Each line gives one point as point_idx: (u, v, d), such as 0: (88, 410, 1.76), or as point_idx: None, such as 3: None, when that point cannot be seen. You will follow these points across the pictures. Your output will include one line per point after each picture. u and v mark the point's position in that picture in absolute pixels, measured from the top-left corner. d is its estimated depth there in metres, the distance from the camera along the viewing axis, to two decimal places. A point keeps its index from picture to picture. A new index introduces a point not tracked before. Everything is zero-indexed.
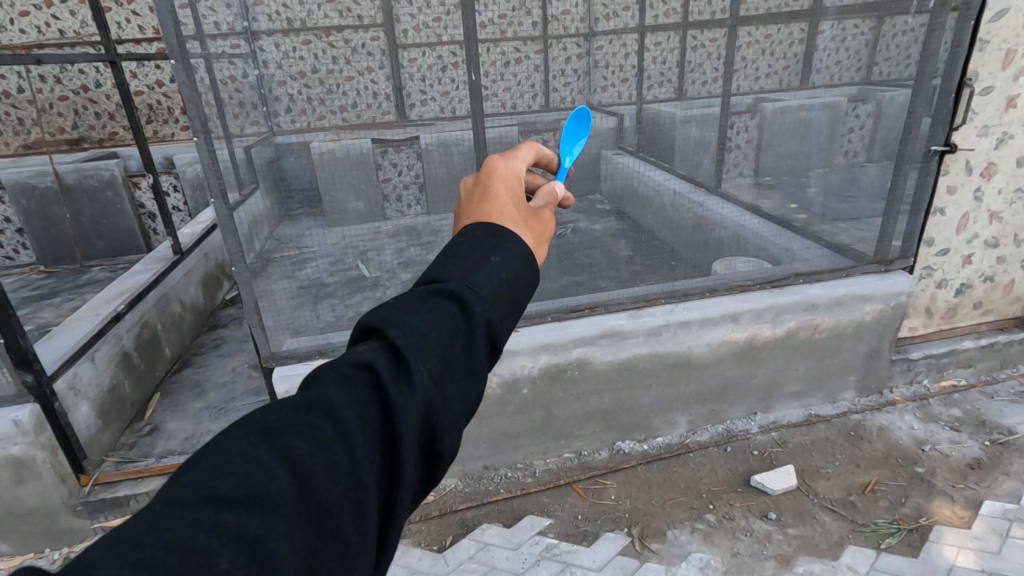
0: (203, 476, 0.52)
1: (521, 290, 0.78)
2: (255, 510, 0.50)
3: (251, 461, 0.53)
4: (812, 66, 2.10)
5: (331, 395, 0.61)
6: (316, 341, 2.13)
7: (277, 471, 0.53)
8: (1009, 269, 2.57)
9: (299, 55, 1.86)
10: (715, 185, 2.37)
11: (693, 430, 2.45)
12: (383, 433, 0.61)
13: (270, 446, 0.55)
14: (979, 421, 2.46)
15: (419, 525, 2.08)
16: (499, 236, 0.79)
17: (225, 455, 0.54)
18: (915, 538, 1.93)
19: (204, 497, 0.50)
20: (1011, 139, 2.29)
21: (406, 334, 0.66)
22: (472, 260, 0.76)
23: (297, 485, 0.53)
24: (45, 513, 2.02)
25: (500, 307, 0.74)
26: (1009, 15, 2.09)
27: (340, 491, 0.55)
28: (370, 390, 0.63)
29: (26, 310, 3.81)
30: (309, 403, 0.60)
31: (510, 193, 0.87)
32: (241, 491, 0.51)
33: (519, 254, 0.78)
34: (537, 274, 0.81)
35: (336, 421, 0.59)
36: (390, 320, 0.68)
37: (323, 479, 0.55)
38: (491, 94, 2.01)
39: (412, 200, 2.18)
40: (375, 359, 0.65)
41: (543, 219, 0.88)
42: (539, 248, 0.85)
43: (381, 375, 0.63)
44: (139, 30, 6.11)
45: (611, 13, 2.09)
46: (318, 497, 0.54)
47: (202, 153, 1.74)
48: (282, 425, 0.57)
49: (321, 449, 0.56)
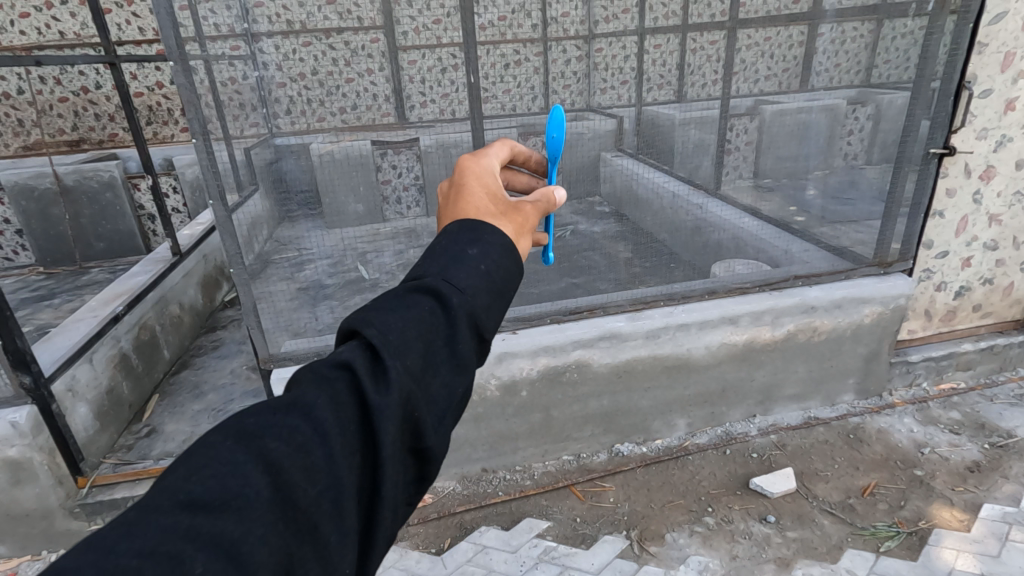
0: (179, 481, 0.52)
1: (505, 281, 0.77)
2: (231, 513, 0.50)
3: (227, 464, 0.54)
4: (812, 68, 2.09)
5: (308, 395, 0.61)
6: (315, 344, 2.11)
7: (252, 472, 0.53)
8: (1009, 272, 2.57)
9: (299, 56, 1.86)
10: (714, 187, 2.39)
11: (691, 432, 2.45)
12: (362, 432, 0.61)
13: (246, 447, 0.56)
14: (979, 424, 2.45)
15: (417, 528, 2.08)
16: (477, 233, 0.79)
17: (201, 459, 0.54)
18: (914, 542, 1.92)
19: (180, 501, 0.50)
20: (1010, 142, 2.29)
21: (383, 332, 0.66)
22: (449, 255, 0.76)
23: (274, 486, 0.54)
24: (42, 515, 2.01)
25: (483, 299, 0.74)
26: (1008, 18, 2.09)
27: (318, 492, 0.56)
28: (348, 390, 0.62)
29: (25, 311, 3.81)
30: (286, 404, 0.60)
31: (484, 189, 0.85)
32: (217, 494, 0.51)
33: (498, 246, 0.78)
34: (520, 265, 0.81)
35: (313, 422, 0.59)
36: (368, 319, 0.68)
37: (301, 480, 0.55)
38: (491, 96, 2.00)
39: (412, 202, 2.20)
40: (352, 357, 0.65)
41: (524, 207, 0.87)
42: (521, 239, 0.85)
43: (359, 373, 0.63)
44: (140, 32, 6.13)
45: (610, 15, 2.03)
46: (295, 499, 0.54)
47: (200, 154, 1.74)
48: (260, 427, 0.57)
49: (298, 451, 0.56)
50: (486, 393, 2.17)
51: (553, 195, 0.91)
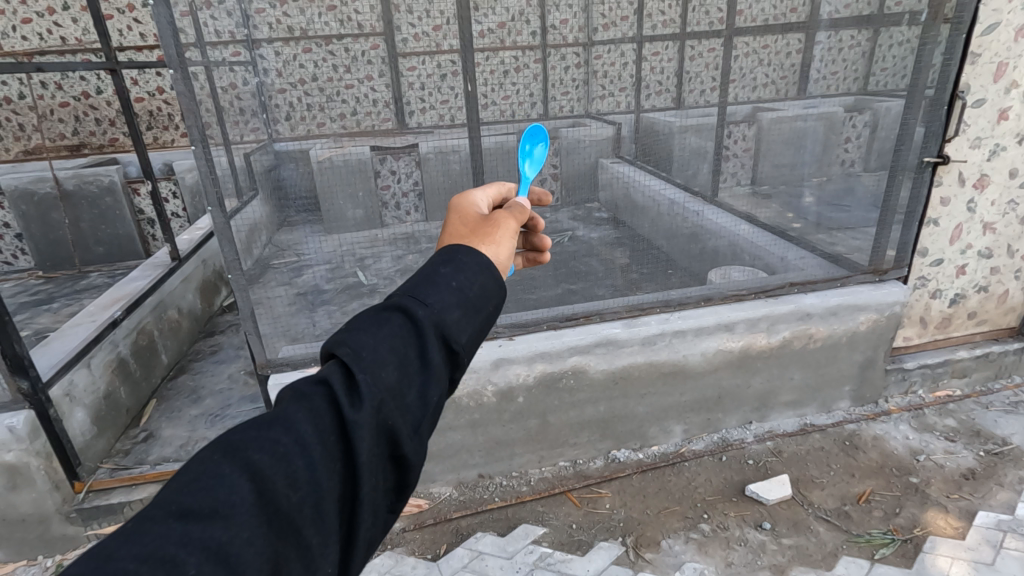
0: (172, 493, 0.54)
1: (479, 296, 0.77)
2: (219, 521, 0.53)
3: (213, 476, 0.56)
4: (809, 76, 2.15)
5: (288, 411, 0.62)
6: (313, 350, 2.10)
7: (238, 481, 0.56)
8: (1003, 280, 2.59)
9: (298, 63, 1.83)
10: (712, 194, 2.44)
11: (688, 438, 2.46)
12: (340, 442, 0.62)
13: (233, 459, 0.58)
14: (974, 431, 2.46)
15: (413, 534, 2.08)
16: (448, 250, 0.81)
17: (191, 474, 0.56)
18: (910, 549, 1.93)
19: (173, 511, 0.52)
20: (1004, 151, 2.31)
21: (356, 348, 0.67)
22: (422, 275, 0.77)
23: (259, 492, 0.56)
24: (38, 519, 2.02)
25: (453, 313, 0.74)
26: (1001, 29, 2.11)
27: (300, 497, 0.57)
28: (326, 404, 0.64)
29: (24, 316, 3.81)
30: (269, 420, 0.62)
31: (462, 218, 0.90)
32: (206, 503, 0.53)
33: (473, 264, 0.79)
34: (501, 281, 0.81)
35: (293, 434, 0.60)
36: (343, 338, 0.69)
37: (283, 487, 0.57)
38: (490, 103, 2.07)
39: (412, 207, 2.25)
40: (329, 374, 0.66)
41: (498, 218, 0.88)
42: (497, 247, 0.85)
43: (335, 389, 0.65)
44: (140, 37, 6.16)
45: (609, 23, 2.12)
46: (278, 504, 0.56)
47: (200, 161, 1.76)
48: (244, 441, 0.59)
49: (280, 461, 0.58)
50: (483, 398, 2.18)
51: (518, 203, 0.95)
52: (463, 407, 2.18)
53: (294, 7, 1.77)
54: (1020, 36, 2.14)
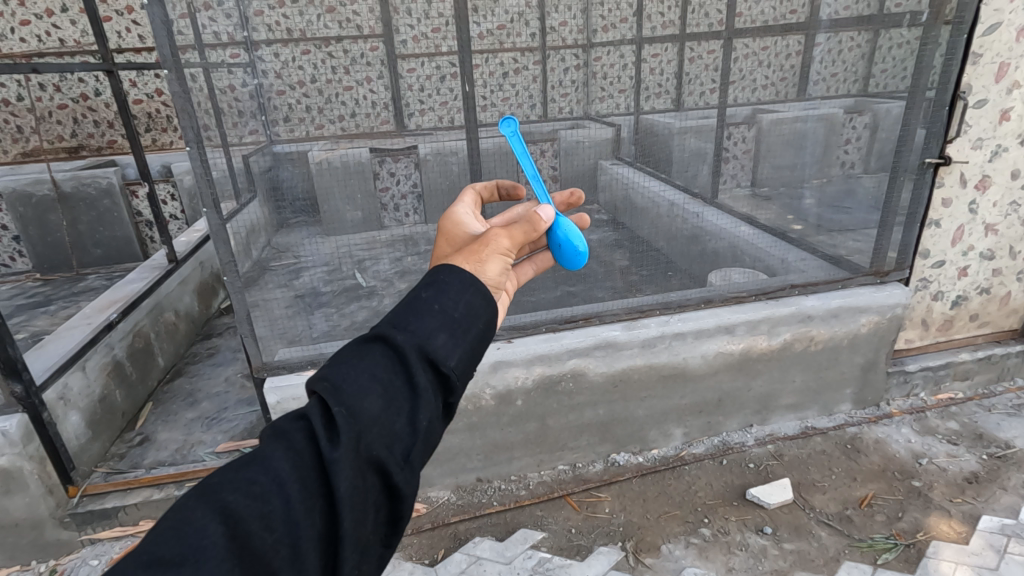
0: (146, 543, 0.54)
1: (467, 315, 0.75)
2: (189, 568, 0.53)
3: (188, 522, 0.56)
4: (809, 77, 2.12)
5: (265, 450, 0.63)
6: (309, 351, 2.08)
7: (211, 526, 0.56)
8: (1005, 282, 2.56)
9: (298, 65, 1.91)
10: (711, 196, 2.50)
11: (688, 442, 2.44)
12: (321, 478, 0.62)
13: (208, 503, 0.58)
14: (976, 435, 2.44)
15: (411, 539, 2.06)
16: (431, 272, 0.79)
17: (165, 521, 0.56)
18: (912, 554, 1.91)
19: (145, 562, 0.52)
20: (1006, 151, 2.29)
21: (336, 382, 0.67)
22: (405, 300, 0.75)
23: (232, 538, 0.56)
24: (31, 524, 1.99)
25: (440, 335, 0.72)
26: (1002, 29, 2.09)
27: (275, 539, 0.58)
28: (306, 440, 0.64)
29: (19, 318, 3.79)
30: (248, 459, 0.62)
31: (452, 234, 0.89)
32: (177, 551, 0.54)
33: (456, 284, 0.76)
34: (489, 297, 0.78)
35: (271, 472, 0.61)
36: (323, 373, 0.69)
37: (258, 529, 0.57)
38: (489, 104, 2.05)
39: (411, 209, 2.29)
40: (309, 410, 0.66)
41: (488, 232, 0.84)
42: (482, 266, 0.81)
43: (315, 425, 0.65)
44: (140, 40, 6.20)
45: (609, 23, 2.14)
46: (252, 547, 0.56)
47: (195, 161, 1.73)
48: (221, 482, 0.60)
49: (256, 501, 0.59)
50: (481, 402, 2.16)
51: (538, 216, 0.88)
52: (461, 410, 2.15)
53: (293, 9, 1.74)
54: (1022, 37, 2.12)
